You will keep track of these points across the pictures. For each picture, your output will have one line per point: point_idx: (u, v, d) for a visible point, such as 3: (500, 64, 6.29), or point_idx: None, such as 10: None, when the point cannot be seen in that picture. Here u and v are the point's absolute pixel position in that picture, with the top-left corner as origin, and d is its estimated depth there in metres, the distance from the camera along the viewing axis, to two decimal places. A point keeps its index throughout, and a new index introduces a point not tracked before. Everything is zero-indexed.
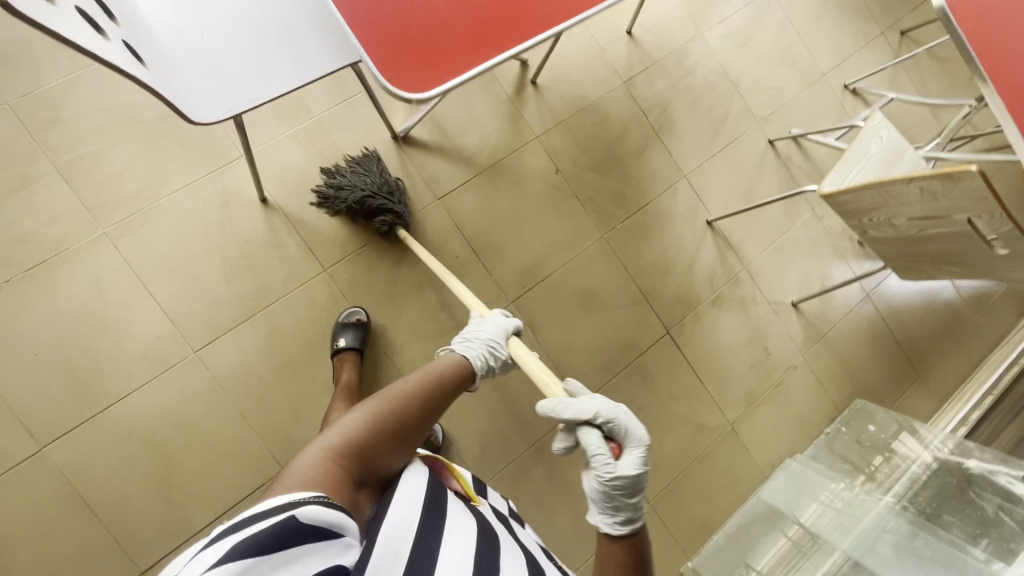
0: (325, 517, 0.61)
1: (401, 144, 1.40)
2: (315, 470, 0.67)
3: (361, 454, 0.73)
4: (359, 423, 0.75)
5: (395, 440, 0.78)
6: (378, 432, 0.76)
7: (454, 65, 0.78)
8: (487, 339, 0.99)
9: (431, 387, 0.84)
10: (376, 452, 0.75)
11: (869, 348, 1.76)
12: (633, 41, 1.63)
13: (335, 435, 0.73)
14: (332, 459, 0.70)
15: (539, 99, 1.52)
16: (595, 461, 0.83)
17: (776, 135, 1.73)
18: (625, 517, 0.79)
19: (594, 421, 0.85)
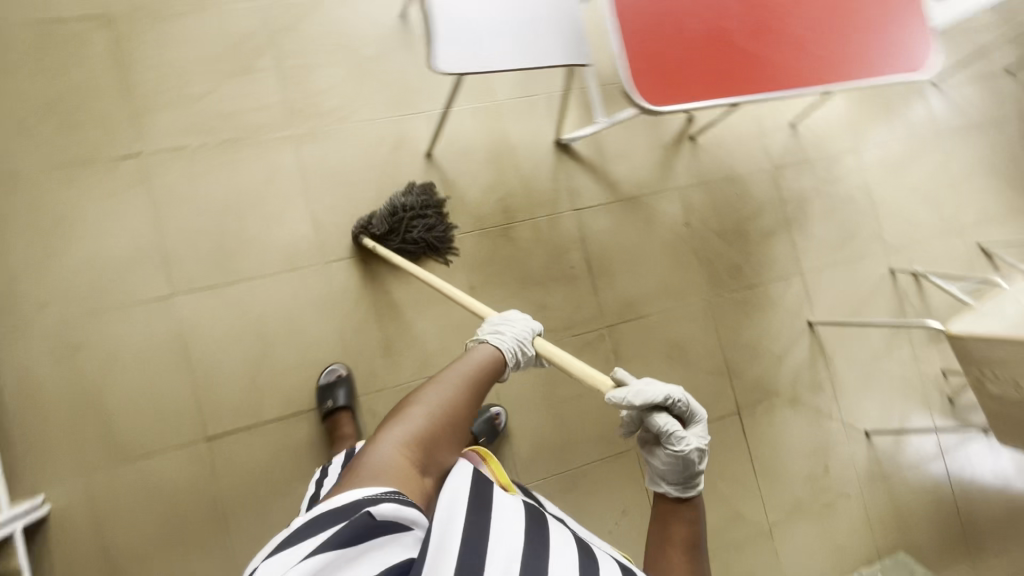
0: (399, 512, 0.58)
1: (561, 150, 1.49)
2: (389, 465, 0.63)
3: (429, 449, 0.68)
4: (421, 414, 0.70)
5: (456, 433, 0.73)
6: (435, 423, 0.70)
7: (691, 92, 0.88)
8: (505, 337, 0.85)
9: (474, 378, 0.77)
10: (439, 445, 0.70)
11: (927, 506, 1.69)
12: (794, 134, 1.70)
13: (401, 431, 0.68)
14: (404, 452, 0.66)
15: (692, 155, 1.60)
16: (666, 440, 0.75)
17: (899, 266, 1.74)
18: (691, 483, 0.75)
19: (664, 403, 0.75)
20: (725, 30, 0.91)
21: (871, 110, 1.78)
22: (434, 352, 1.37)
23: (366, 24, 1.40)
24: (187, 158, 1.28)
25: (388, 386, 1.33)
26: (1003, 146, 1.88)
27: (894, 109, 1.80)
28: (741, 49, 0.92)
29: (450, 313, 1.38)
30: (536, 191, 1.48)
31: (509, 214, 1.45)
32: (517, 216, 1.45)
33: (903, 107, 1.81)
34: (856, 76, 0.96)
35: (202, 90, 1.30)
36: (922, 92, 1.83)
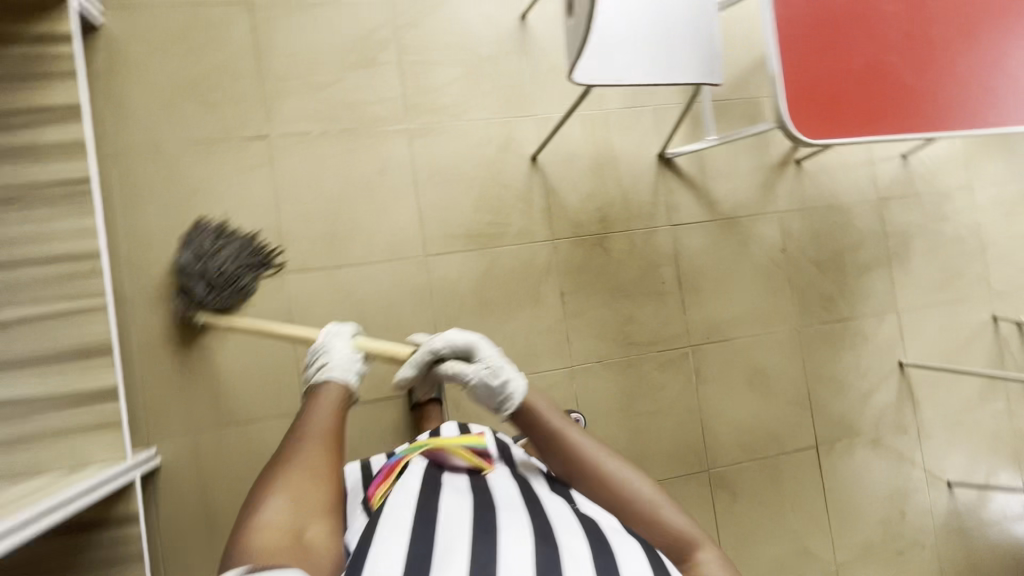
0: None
1: (663, 164, 1.48)
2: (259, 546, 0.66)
3: (297, 517, 0.71)
4: (285, 484, 0.73)
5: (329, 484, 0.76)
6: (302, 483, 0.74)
7: (846, 127, 0.94)
8: (332, 358, 0.92)
9: (331, 425, 0.82)
10: (310, 501, 0.73)
11: (1005, 568, 1.61)
12: (904, 166, 1.63)
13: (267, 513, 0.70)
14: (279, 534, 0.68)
15: (796, 179, 1.56)
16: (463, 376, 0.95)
17: (1003, 314, 1.65)
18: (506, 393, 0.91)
19: (440, 354, 0.98)
20: (885, 67, 0.96)
21: (989, 146, 1.69)
22: (521, 354, 1.39)
23: (486, 25, 1.42)
24: (310, 143, 1.33)
25: None
26: None
27: (1015, 147, 1.70)
28: (898, 85, 0.97)
29: (539, 316, 1.40)
30: (634, 203, 1.47)
31: (605, 224, 1.45)
32: (614, 226, 1.46)
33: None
34: (1004, 122, 0.99)
35: (328, 79, 1.35)
36: None
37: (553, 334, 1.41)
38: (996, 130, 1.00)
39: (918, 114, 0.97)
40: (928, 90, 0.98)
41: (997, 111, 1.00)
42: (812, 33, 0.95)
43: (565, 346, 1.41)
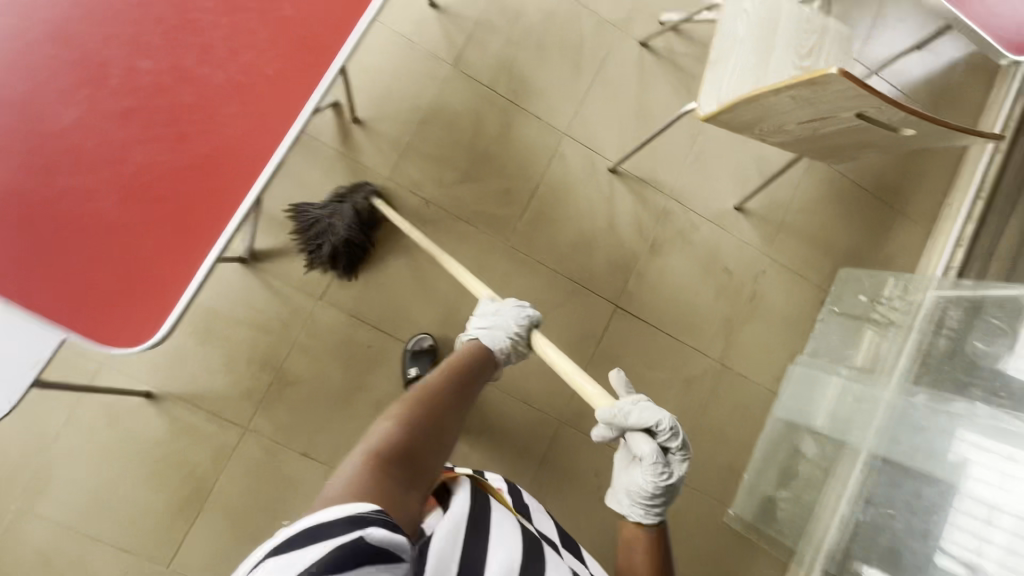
0: (395, 539, 0.47)
1: (254, 263, 1.26)
2: (354, 480, 0.53)
3: (395, 450, 0.59)
4: (390, 424, 0.62)
5: (436, 437, 0.64)
6: (411, 424, 0.63)
7: (164, 278, 0.72)
8: (496, 326, 0.89)
9: (456, 372, 0.75)
10: (413, 448, 0.60)
11: (835, 211, 1.59)
12: (441, 13, 1.37)
13: (368, 440, 0.60)
14: (377, 463, 0.56)
15: (371, 136, 1.32)
16: (648, 462, 0.74)
17: (646, 32, 1.47)
18: (658, 510, 0.72)
19: (657, 428, 0.74)
20: (139, 186, 0.73)
21: None
22: None
23: None
24: None
25: None
26: None
27: None
28: (174, 182, 0.74)
29: (311, 491, 1.26)
30: (274, 320, 1.27)
31: (271, 364, 1.26)
32: (279, 357, 1.26)
33: None
34: (310, 94, 0.79)
35: None
36: None
37: None
38: (319, 86, 0.80)
39: (231, 166, 0.76)
40: (219, 127, 0.77)
41: (307, 65, 0.80)
42: (30, 236, 0.70)
43: None
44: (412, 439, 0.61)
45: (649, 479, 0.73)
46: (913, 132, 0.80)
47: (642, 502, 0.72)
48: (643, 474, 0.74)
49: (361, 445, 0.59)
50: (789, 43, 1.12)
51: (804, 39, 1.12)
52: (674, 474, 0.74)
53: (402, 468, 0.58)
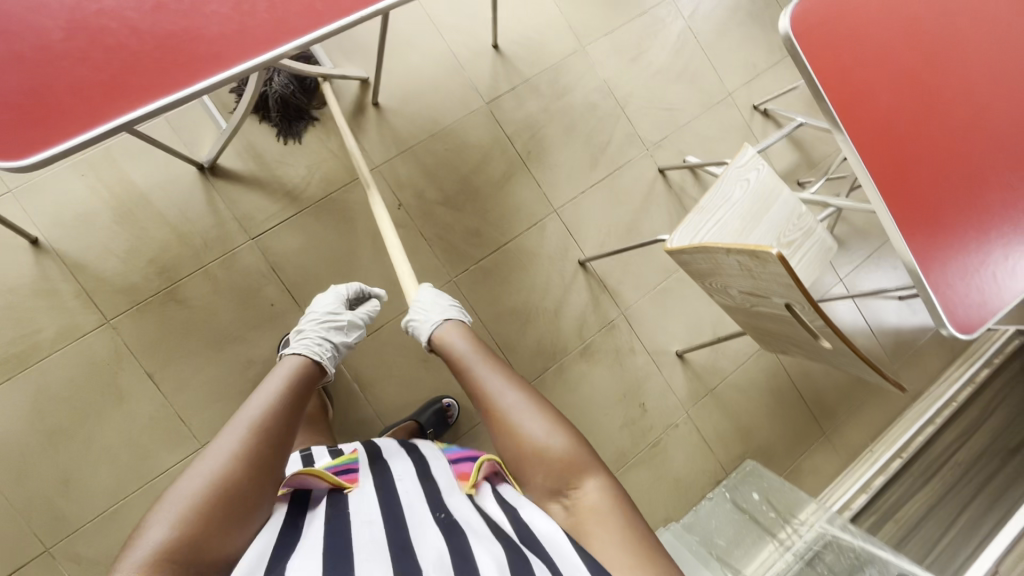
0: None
1: (209, 175, 1.24)
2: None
3: (185, 542, 0.53)
4: (180, 511, 0.54)
5: (233, 512, 0.57)
6: (200, 512, 0.55)
7: (77, 117, 0.62)
8: (306, 323, 0.89)
9: (277, 409, 0.66)
10: (203, 542, 0.54)
11: (766, 403, 1.59)
12: (500, 56, 1.44)
13: (152, 527, 0.53)
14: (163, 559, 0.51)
15: (381, 124, 1.35)
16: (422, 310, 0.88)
17: (668, 163, 1.54)
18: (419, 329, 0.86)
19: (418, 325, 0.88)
20: (97, 18, 0.64)
21: None
22: (127, 465, 1.15)
23: None
24: None
25: (81, 525, 1.12)
26: None
27: None
28: (138, 32, 0.65)
29: (131, 414, 1.16)
30: (197, 234, 1.23)
31: (169, 275, 1.21)
32: (180, 272, 1.21)
33: None
34: (338, 18, 0.70)
35: None
36: None
37: (158, 424, 1.17)
38: (347, 18, 0.71)
39: (208, 55, 0.66)
40: (208, 14, 0.67)
41: None
42: None
43: (182, 430, 1.18)
44: (202, 529, 0.54)
45: (429, 304, 0.88)
46: (829, 345, 0.81)
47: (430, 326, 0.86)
48: (430, 303, 0.88)
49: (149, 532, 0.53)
50: (773, 228, 1.16)
51: (789, 229, 1.17)
52: (455, 308, 0.88)
53: (187, 566, 0.52)
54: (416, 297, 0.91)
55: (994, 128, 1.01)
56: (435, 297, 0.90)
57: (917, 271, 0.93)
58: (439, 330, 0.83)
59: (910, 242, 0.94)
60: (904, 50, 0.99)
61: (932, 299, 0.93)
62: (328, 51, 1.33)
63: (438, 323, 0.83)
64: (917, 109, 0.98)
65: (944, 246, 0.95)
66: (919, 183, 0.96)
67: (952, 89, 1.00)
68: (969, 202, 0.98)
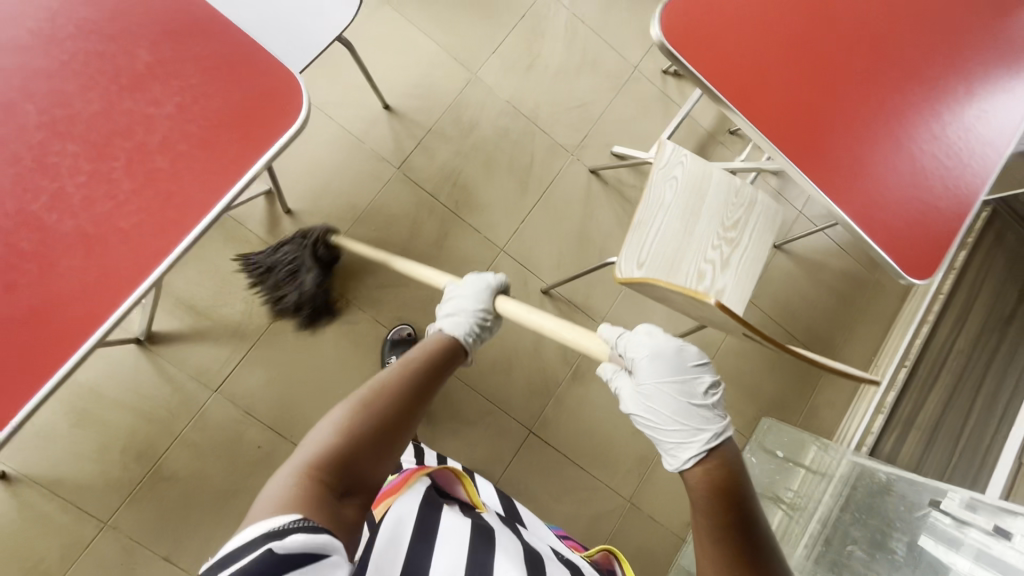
0: (316, 538, 0.47)
1: (149, 346, 1.20)
2: (290, 500, 0.50)
3: (334, 455, 0.55)
4: (339, 421, 0.58)
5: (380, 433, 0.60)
6: (351, 429, 0.58)
7: None
8: (461, 309, 0.87)
9: (415, 369, 0.67)
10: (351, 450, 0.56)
11: (764, 356, 1.60)
12: (395, 115, 1.37)
13: (307, 448, 0.56)
14: (308, 474, 0.53)
15: (300, 229, 1.30)
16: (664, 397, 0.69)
17: (598, 161, 1.50)
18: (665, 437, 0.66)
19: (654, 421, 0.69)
20: None
21: (461, 16, 1.44)
22: None
23: None
24: None
25: None
26: None
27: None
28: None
29: None
30: (160, 407, 1.20)
31: (148, 455, 1.18)
32: (157, 450, 1.19)
33: None
34: (200, 221, 0.65)
35: None
36: None
37: None
38: (203, 221, 0.66)
39: (80, 318, 0.62)
40: (63, 273, 0.62)
41: (190, 192, 0.66)
42: None
43: None
44: (356, 445, 0.57)
45: (670, 396, 0.69)
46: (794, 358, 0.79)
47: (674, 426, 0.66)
48: (666, 389, 0.70)
49: (303, 450, 0.56)
50: (714, 217, 1.13)
51: (732, 211, 1.14)
52: (706, 401, 0.68)
53: (342, 474, 0.55)
54: (631, 377, 0.73)
55: (901, 56, 0.95)
56: (658, 377, 0.70)
57: (863, 236, 0.91)
58: (698, 468, 0.59)
59: (848, 210, 0.92)
60: (792, 12, 0.92)
61: (882, 257, 0.92)
62: None
63: (713, 445, 0.61)
64: (819, 70, 0.92)
65: (880, 200, 0.93)
66: (841, 147, 0.93)
67: (849, 34, 0.94)
68: (896, 146, 0.95)
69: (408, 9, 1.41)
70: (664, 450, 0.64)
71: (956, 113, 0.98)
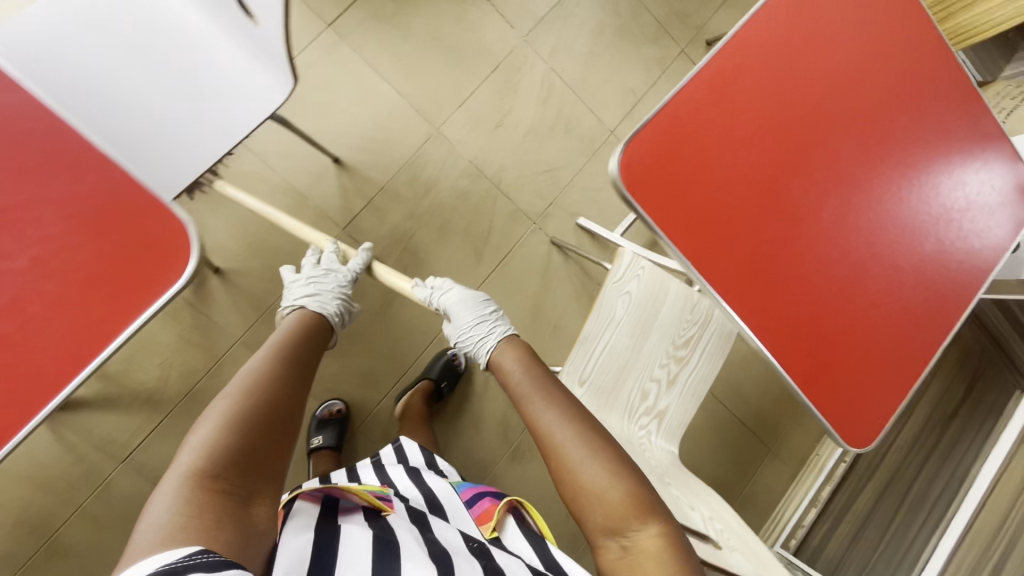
0: (226, 574, 0.39)
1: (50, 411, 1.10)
2: (179, 511, 0.46)
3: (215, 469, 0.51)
4: (216, 422, 0.56)
5: (262, 432, 0.57)
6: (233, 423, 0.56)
7: None
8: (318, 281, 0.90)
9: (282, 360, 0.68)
10: (230, 453, 0.53)
11: (708, 438, 1.61)
12: (345, 170, 1.26)
13: (186, 455, 0.52)
14: (200, 485, 0.49)
15: (229, 290, 1.20)
16: (468, 330, 0.88)
17: (561, 231, 1.41)
18: (478, 351, 0.87)
19: (472, 351, 0.89)
20: None
21: (428, 62, 1.32)
22: None
23: None
24: None
25: None
26: None
27: (456, 44, 1.34)
28: None
29: None
30: (59, 477, 1.11)
31: (43, 528, 1.10)
32: (53, 523, 1.10)
33: (467, 32, 1.35)
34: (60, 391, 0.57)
35: None
36: None
37: None
38: (53, 400, 0.57)
39: None
40: None
41: (53, 355, 0.57)
42: None
43: None
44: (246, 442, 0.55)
45: (471, 319, 0.89)
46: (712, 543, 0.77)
47: (477, 340, 0.87)
48: (466, 311, 0.90)
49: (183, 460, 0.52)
50: (665, 335, 1.07)
51: (686, 329, 1.08)
52: (492, 314, 0.90)
53: (233, 483, 0.51)
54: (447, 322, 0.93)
55: (867, 214, 0.90)
56: (461, 312, 0.91)
57: (813, 405, 0.85)
58: (507, 354, 0.82)
59: (800, 375, 0.85)
60: (762, 158, 0.84)
61: (829, 428, 0.86)
62: None
63: (504, 334, 0.86)
64: (786, 222, 0.85)
65: (833, 366, 0.87)
66: (800, 306, 0.86)
67: (819, 184, 0.87)
68: (855, 306, 0.89)
69: (368, 50, 1.28)
70: (473, 343, 0.87)
71: (915, 272, 0.93)
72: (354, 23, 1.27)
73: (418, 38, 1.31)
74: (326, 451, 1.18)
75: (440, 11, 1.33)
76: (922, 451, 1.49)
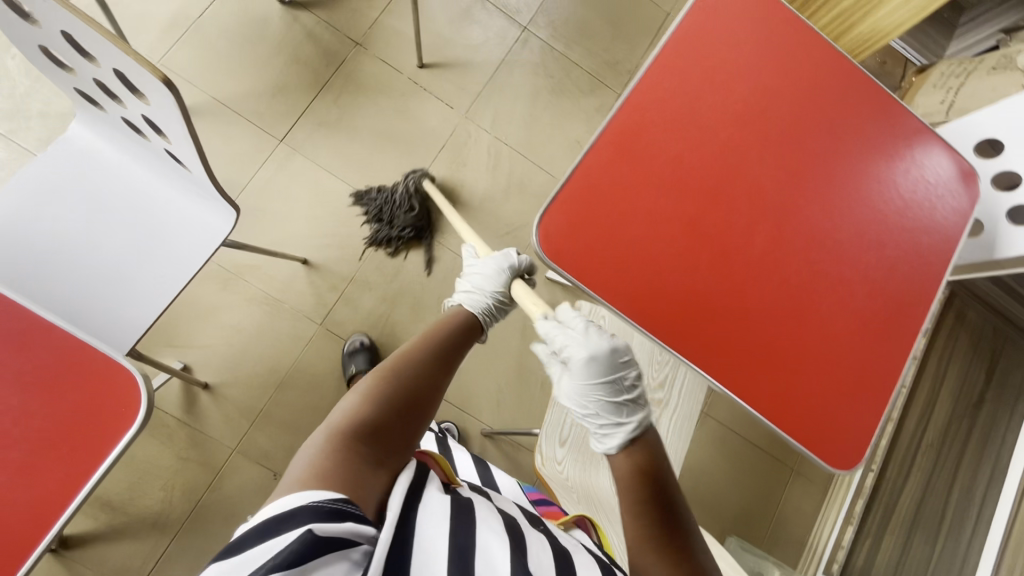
0: (348, 525, 0.48)
1: (64, 552, 1.15)
2: (313, 461, 0.54)
3: (364, 424, 0.59)
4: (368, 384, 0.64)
5: (409, 395, 0.65)
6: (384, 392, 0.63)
7: None
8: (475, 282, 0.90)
9: (434, 341, 0.72)
10: (383, 415, 0.61)
11: (723, 467, 1.56)
12: (314, 269, 1.33)
13: (335, 416, 0.61)
14: (340, 440, 0.57)
15: (219, 403, 1.25)
16: (602, 409, 0.73)
17: (532, 287, 1.44)
18: (608, 438, 0.70)
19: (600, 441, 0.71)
20: None
21: (378, 155, 1.40)
22: None
23: None
24: None
25: None
26: (544, 61, 1.55)
27: (401, 133, 1.43)
28: None
29: None
30: None
31: None
32: None
33: (410, 120, 1.44)
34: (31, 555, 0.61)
35: None
36: (416, 85, 1.45)
37: None
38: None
39: None
40: None
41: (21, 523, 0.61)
42: None
43: None
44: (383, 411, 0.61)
45: (598, 388, 0.75)
46: None
47: (599, 414, 0.72)
48: (595, 367, 0.76)
49: (335, 418, 0.60)
50: None
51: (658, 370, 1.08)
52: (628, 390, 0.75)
53: (365, 441, 0.58)
54: (569, 373, 0.77)
55: (805, 234, 0.91)
56: (595, 373, 0.76)
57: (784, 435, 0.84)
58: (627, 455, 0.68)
59: (764, 407, 0.85)
60: (682, 201, 0.86)
61: (806, 452, 0.85)
62: (152, 345, 1.25)
63: (637, 435, 0.70)
64: (719, 258, 0.86)
65: (801, 390, 0.86)
66: (752, 336, 0.86)
67: (746, 215, 0.89)
68: (808, 328, 0.88)
69: (321, 156, 1.38)
70: (590, 437, 0.72)
71: (867, 281, 0.92)
72: (304, 134, 1.38)
73: (366, 136, 1.41)
74: (363, 375, 1.23)
75: (382, 107, 1.43)
76: (954, 447, 1.36)
